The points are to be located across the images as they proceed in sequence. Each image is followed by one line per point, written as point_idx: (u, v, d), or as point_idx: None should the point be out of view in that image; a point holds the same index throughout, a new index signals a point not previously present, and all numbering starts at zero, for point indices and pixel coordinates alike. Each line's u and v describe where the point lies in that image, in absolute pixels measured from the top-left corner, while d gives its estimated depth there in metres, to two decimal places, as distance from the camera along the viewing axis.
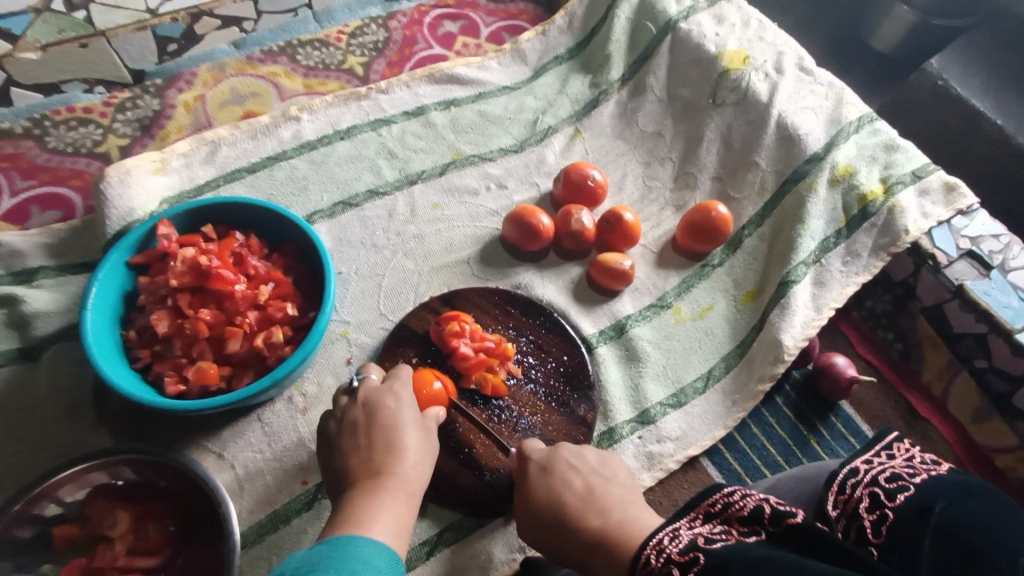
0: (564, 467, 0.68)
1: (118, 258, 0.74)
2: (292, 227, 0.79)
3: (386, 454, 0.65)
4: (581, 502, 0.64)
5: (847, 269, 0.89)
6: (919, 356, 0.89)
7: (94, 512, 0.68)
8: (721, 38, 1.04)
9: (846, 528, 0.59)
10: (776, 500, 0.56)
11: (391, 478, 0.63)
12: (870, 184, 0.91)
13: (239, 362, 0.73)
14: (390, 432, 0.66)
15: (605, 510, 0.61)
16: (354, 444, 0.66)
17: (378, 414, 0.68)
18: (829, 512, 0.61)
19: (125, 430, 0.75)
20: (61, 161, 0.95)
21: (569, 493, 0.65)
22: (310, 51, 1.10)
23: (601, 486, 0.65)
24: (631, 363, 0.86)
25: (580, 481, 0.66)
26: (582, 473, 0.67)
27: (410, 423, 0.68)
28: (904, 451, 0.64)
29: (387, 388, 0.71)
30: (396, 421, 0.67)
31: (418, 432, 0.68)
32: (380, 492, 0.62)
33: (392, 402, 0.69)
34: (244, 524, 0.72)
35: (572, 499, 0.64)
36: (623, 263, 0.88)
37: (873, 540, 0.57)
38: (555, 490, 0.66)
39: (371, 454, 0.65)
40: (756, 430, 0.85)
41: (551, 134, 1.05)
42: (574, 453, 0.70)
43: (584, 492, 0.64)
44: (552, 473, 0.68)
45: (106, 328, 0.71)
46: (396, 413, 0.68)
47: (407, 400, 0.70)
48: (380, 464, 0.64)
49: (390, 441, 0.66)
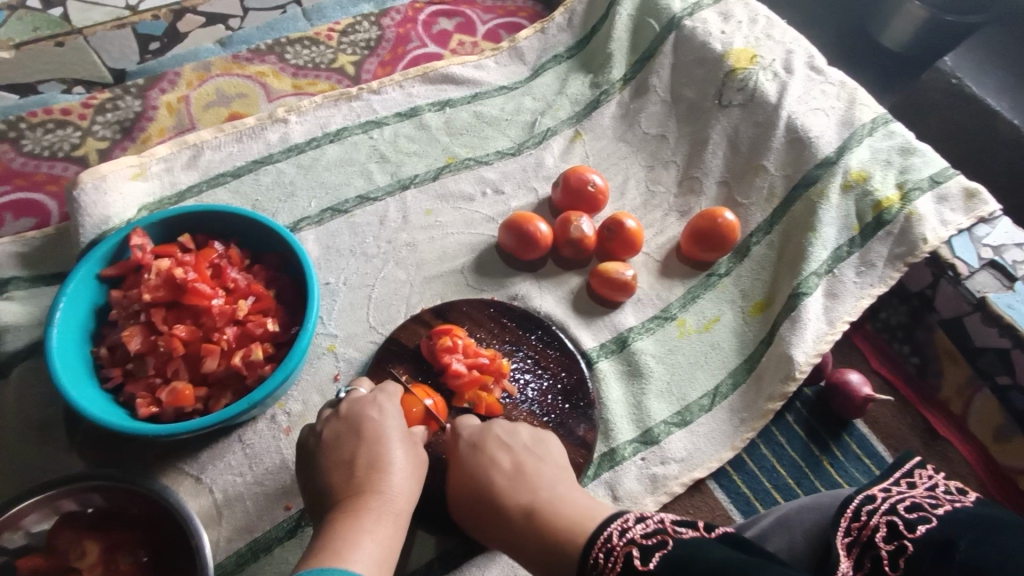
0: (494, 445, 0.66)
1: (89, 270, 0.70)
2: (275, 236, 0.74)
3: (370, 471, 0.61)
4: (508, 482, 0.62)
5: (861, 280, 0.85)
6: (938, 371, 0.85)
7: (61, 543, 0.63)
8: (727, 35, 0.99)
9: (860, 559, 0.54)
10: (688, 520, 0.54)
11: (375, 498, 0.59)
12: (886, 190, 0.86)
13: (217, 381, 0.69)
14: (375, 447, 0.63)
15: (535, 488, 0.60)
16: (336, 459, 0.63)
17: (361, 427, 0.65)
18: (841, 541, 0.55)
19: (98, 452, 0.71)
20: (37, 166, 0.91)
21: (498, 473, 0.63)
22: (299, 49, 1.05)
23: (531, 464, 0.64)
24: (634, 380, 0.82)
25: (508, 458, 0.64)
26: (512, 451, 0.65)
27: (395, 438, 0.64)
28: (926, 479, 0.59)
29: (371, 399, 0.67)
30: (380, 434, 0.64)
31: (403, 445, 0.64)
32: (363, 513, 0.58)
33: (376, 413, 0.66)
34: (222, 554, 0.68)
35: (500, 478, 0.63)
36: (625, 273, 0.84)
37: (890, 573, 0.52)
38: (482, 467, 0.64)
39: (353, 471, 0.62)
40: (765, 450, 0.81)
41: (549, 137, 1.01)
42: (506, 430, 0.68)
43: (513, 471, 0.63)
44: (481, 450, 0.66)
45: (75, 346, 0.67)
46: (381, 425, 0.64)
47: (392, 411, 0.66)
48: (364, 483, 0.61)
49: (374, 457, 0.62)
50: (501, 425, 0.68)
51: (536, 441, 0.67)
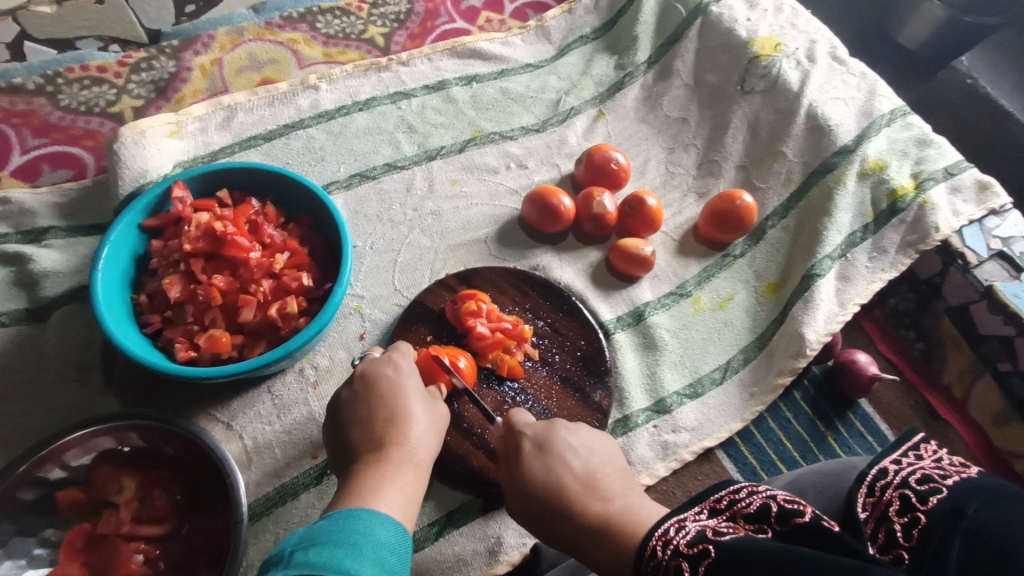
0: (562, 446, 0.65)
1: (132, 219, 0.72)
2: (310, 196, 0.77)
3: (387, 426, 0.62)
4: (579, 486, 0.61)
5: (873, 265, 0.87)
6: (941, 356, 0.88)
7: (100, 478, 0.66)
8: (752, 23, 1.01)
9: (875, 531, 0.56)
10: (784, 496, 0.54)
11: (395, 449, 0.61)
12: (901, 179, 0.89)
13: (252, 331, 0.71)
14: (391, 402, 0.64)
15: (609, 496, 0.59)
16: (354, 415, 0.64)
17: (377, 385, 0.65)
18: (859, 515, 0.57)
19: (132, 396, 0.74)
20: (74, 120, 0.93)
21: (568, 476, 0.62)
22: (330, 19, 1.07)
23: (602, 471, 0.63)
24: (648, 351, 0.85)
25: (579, 463, 0.63)
26: (581, 456, 0.64)
27: (412, 394, 0.65)
28: (932, 452, 0.60)
29: (386, 358, 0.68)
30: (397, 391, 0.65)
31: (421, 401, 0.65)
32: (384, 465, 0.59)
33: (391, 371, 0.67)
34: (251, 496, 0.71)
35: (570, 481, 0.61)
36: (644, 248, 0.86)
37: (904, 544, 0.53)
38: (553, 472, 0.62)
39: (371, 425, 0.63)
40: (772, 423, 0.84)
41: (573, 115, 1.03)
42: (570, 430, 0.67)
43: (584, 476, 0.62)
44: (549, 452, 0.64)
45: (117, 290, 0.70)
46: (397, 383, 0.65)
47: (406, 369, 0.67)
48: (383, 437, 0.62)
49: (392, 411, 0.63)
50: (561, 425, 0.67)
51: (568, 427, 0.67)
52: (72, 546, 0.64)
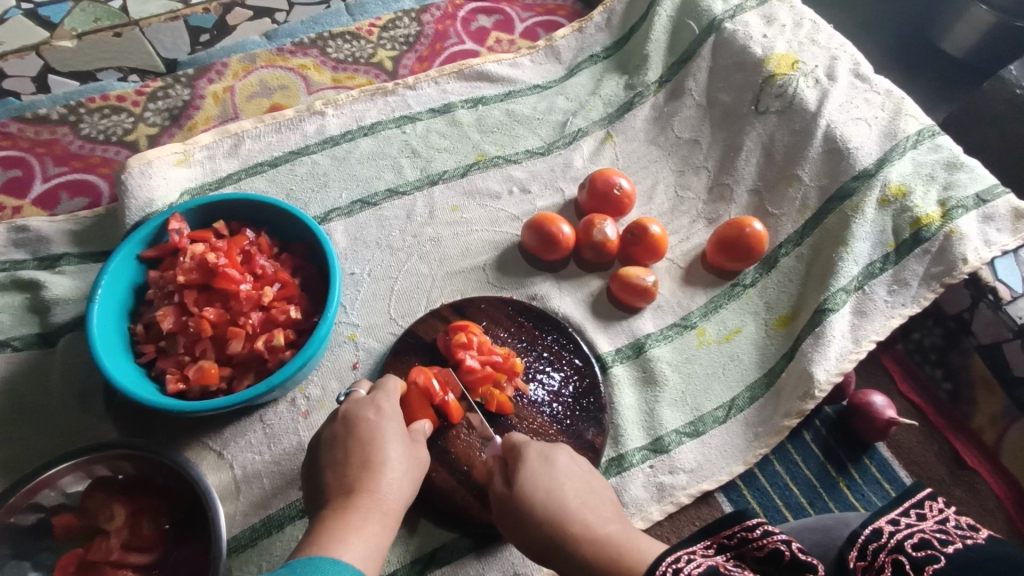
0: (564, 461, 0.63)
1: (130, 250, 0.74)
2: (302, 227, 0.77)
3: (362, 469, 0.61)
4: (580, 501, 0.59)
5: (893, 299, 0.81)
6: (971, 399, 0.81)
7: (92, 505, 0.68)
8: (768, 39, 0.97)
9: None
10: (798, 545, 0.50)
11: (365, 497, 0.60)
12: (926, 207, 0.83)
13: (241, 363, 0.72)
14: (368, 447, 0.63)
15: (607, 518, 0.57)
16: (331, 458, 0.63)
17: (358, 427, 0.64)
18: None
19: (130, 423, 0.76)
20: (92, 149, 0.96)
21: (569, 488, 0.60)
22: (340, 44, 1.08)
23: (598, 491, 0.61)
24: (647, 386, 0.81)
25: (580, 480, 0.61)
26: (580, 473, 0.62)
27: (392, 438, 0.64)
28: (936, 512, 0.53)
29: (370, 399, 0.67)
30: (375, 435, 0.63)
31: (402, 445, 0.64)
32: (350, 512, 0.58)
33: (373, 414, 0.65)
34: (237, 527, 0.71)
35: (572, 494, 0.59)
36: (645, 278, 0.83)
37: None
38: (554, 481, 0.60)
39: (346, 469, 0.62)
40: (779, 467, 0.79)
41: (580, 138, 1.00)
42: (568, 450, 0.65)
43: (584, 492, 0.60)
44: (552, 463, 0.62)
45: (113, 321, 0.72)
46: (377, 426, 0.64)
47: (389, 412, 0.66)
48: (356, 482, 0.61)
49: (368, 455, 0.62)
50: (561, 445, 0.65)
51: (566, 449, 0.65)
52: (64, 570, 0.66)
